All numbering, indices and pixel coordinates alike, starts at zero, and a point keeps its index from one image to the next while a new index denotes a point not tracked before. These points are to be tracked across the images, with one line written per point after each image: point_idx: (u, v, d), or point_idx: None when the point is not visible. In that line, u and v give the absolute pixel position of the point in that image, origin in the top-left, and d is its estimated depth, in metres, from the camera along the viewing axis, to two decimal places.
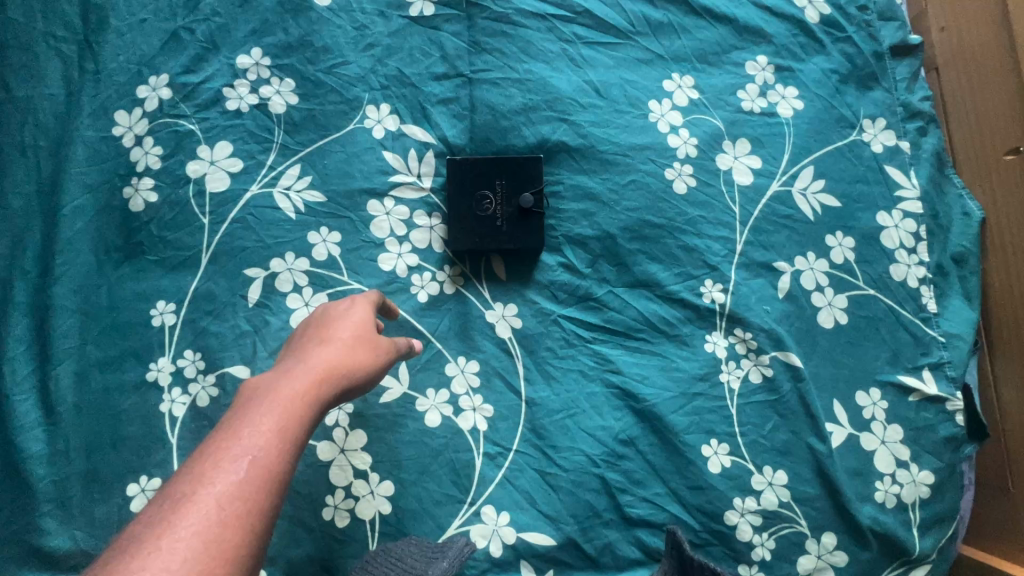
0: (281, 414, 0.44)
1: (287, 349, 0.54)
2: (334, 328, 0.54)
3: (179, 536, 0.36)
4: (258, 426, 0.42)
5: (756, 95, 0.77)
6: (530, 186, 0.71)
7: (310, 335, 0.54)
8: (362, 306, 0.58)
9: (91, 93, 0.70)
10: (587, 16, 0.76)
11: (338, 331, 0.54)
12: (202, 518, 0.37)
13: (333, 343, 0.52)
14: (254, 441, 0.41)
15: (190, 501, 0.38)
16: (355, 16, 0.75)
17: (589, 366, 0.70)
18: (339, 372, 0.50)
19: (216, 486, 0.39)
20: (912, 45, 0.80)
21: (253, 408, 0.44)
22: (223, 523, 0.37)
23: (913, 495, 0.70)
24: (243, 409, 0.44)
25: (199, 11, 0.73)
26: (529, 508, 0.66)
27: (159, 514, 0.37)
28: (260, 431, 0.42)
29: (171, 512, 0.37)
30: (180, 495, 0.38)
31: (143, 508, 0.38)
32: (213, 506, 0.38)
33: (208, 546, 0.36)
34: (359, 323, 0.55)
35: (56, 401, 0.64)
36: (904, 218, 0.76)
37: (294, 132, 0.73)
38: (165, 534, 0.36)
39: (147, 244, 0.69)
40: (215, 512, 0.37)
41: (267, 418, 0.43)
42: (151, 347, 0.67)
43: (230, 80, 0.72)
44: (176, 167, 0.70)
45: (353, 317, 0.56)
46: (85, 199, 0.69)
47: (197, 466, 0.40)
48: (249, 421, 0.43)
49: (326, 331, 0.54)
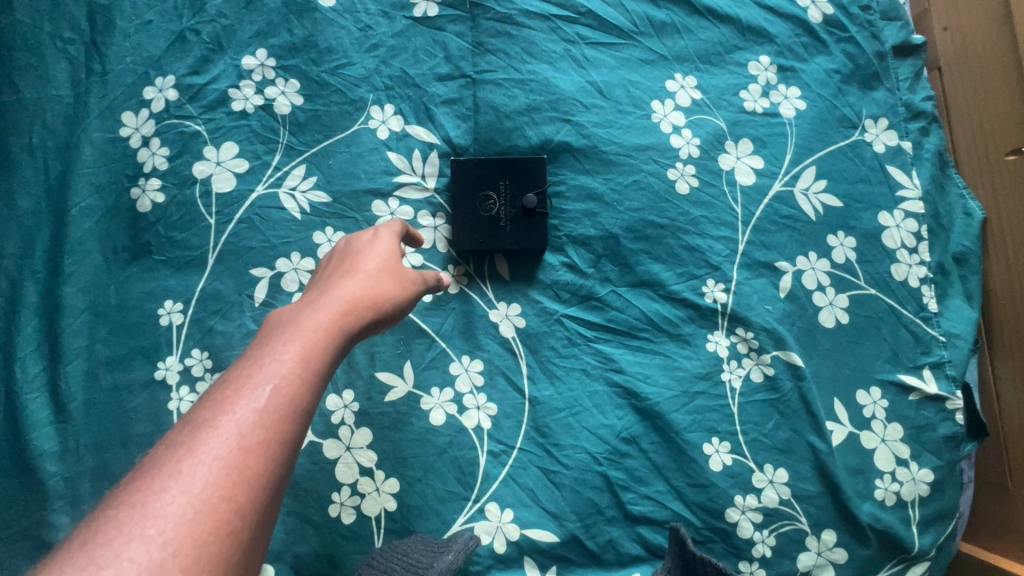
0: (303, 344, 0.45)
1: (315, 281, 0.55)
2: (360, 262, 0.55)
3: (203, 457, 0.37)
4: (281, 354, 0.43)
5: (758, 95, 0.77)
6: (534, 186, 0.72)
7: (336, 268, 0.55)
8: (387, 241, 0.58)
9: (98, 94, 0.71)
10: (591, 16, 0.76)
11: (365, 265, 0.54)
12: (224, 441, 0.38)
13: (359, 277, 0.53)
14: (276, 369, 0.42)
15: (213, 424, 0.39)
16: (359, 16, 0.76)
17: (591, 365, 0.71)
18: (363, 306, 0.50)
19: (237, 411, 0.40)
20: (915, 45, 0.81)
21: (276, 340, 0.45)
22: (245, 448, 0.38)
23: (913, 493, 0.71)
24: (267, 341, 0.45)
25: (205, 12, 0.73)
26: (533, 505, 0.67)
27: (183, 437, 0.39)
28: (282, 361, 0.43)
29: (197, 434, 0.39)
30: (205, 418, 0.40)
31: (170, 430, 0.40)
32: (235, 429, 0.39)
33: (230, 471, 0.37)
34: (385, 258, 0.56)
35: (66, 400, 0.65)
36: (905, 218, 0.76)
37: (299, 133, 0.73)
38: (188, 456, 0.37)
39: (155, 244, 0.70)
40: (237, 436, 0.39)
41: (290, 347, 0.44)
42: (159, 346, 0.68)
43: (235, 81, 0.73)
44: (183, 168, 0.71)
45: (378, 252, 0.56)
46: (93, 200, 0.69)
47: (220, 393, 0.41)
48: (272, 350, 0.44)
49: (352, 264, 0.55)
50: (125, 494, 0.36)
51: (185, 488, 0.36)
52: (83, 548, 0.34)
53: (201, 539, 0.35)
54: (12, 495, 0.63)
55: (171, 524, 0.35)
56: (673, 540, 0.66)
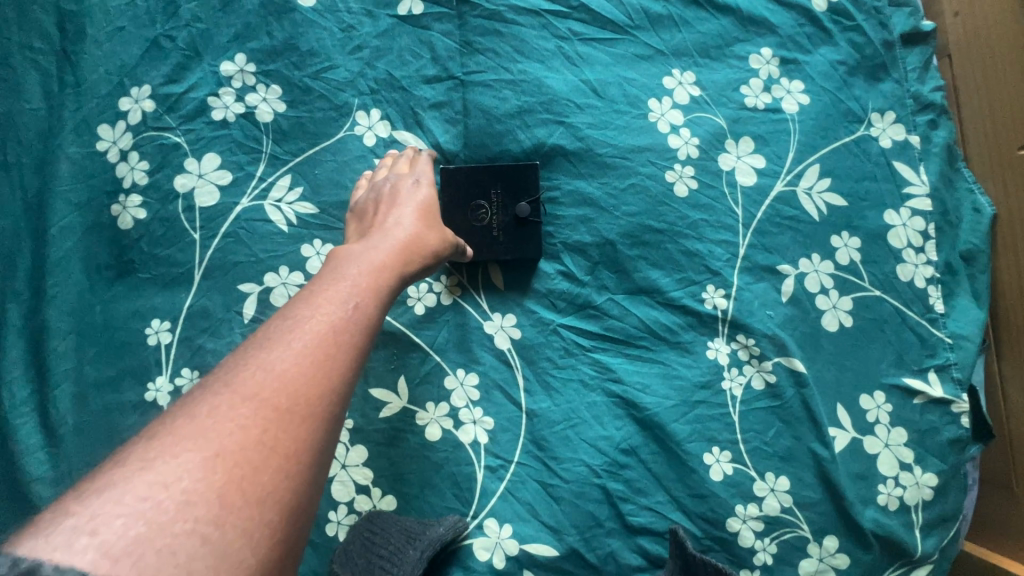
0: (374, 265, 0.54)
1: (367, 219, 0.62)
2: (409, 204, 0.62)
3: (304, 337, 0.45)
4: (358, 272, 0.52)
5: (760, 90, 0.74)
6: (526, 194, 0.69)
7: (387, 206, 0.62)
8: (426, 187, 0.65)
9: (72, 107, 0.68)
10: (583, 10, 0.73)
11: (413, 206, 0.62)
12: (319, 329, 0.46)
13: (410, 216, 0.60)
14: (356, 281, 0.51)
15: (306, 317, 0.47)
16: (340, 16, 0.72)
17: (589, 375, 0.69)
18: (417, 241, 0.59)
19: (328, 309, 0.48)
20: (924, 32, 0.77)
21: (357, 259, 0.54)
22: (338, 338, 0.46)
23: (916, 498, 0.70)
24: (350, 259, 0.53)
25: (179, 17, 0.70)
26: (532, 519, 0.66)
27: (292, 319, 0.47)
28: (366, 275, 0.52)
29: (296, 321, 0.47)
30: (300, 313, 0.47)
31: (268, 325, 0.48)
32: (327, 320, 0.47)
33: (326, 353, 0.45)
34: (427, 203, 0.63)
35: (57, 423, 0.64)
36: (912, 216, 0.74)
37: (283, 142, 0.71)
38: (294, 334, 0.45)
39: (139, 262, 0.68)
40: (330, 328, 0.46)
41: (364, 268, 0.53)
42: (148, 366, 0.66)
43: (214, 89, 0.70)
44: (164, 182, 0.69)
45: (423, 196, 0.63)
46: (73, 217, 0.67)
47: (318, 292, 0.49)
48: (351, 269, 0.53)
49: (401, 204, 0.62)
50: (242, 360, 0.44)
51: (296, 356, 0.44)
52: (216, 392, 0.42)
53: (309, 398, 0.42)
54: (8, 520, 0.63)
55: (285, 380, 0.42)
56: (674, 541, 0.65)
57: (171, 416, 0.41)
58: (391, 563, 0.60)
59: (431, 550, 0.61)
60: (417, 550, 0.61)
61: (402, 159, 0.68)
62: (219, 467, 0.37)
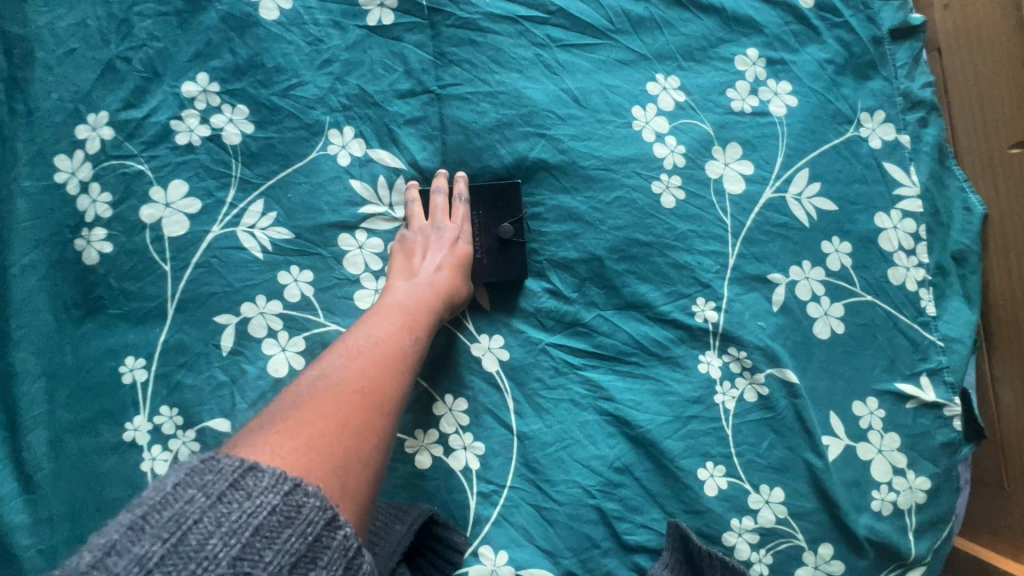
0: (422, 294, 0.60)
1: (412, 259, 0.63)
2: (450, 253, 0.64)
3: (382, 346, 0.53)
4: (412, 301, 0.59)
5: (747, 93, 0.72)
6: (509, 214, 0.68)
7: (430, 250, 0.64)
8: (463, 241, 0.66)
9: (27, 137, 0.65)
10: (562, 15, 0.70)
11: (454, 256, 0.64)
12: (393, 338, 0.54)
13: (450, 261, 0.63)
14: (417, 305, 0.59)
15: (380, 329, 0.54)
16: (307, 29, 0.69)
17: (580, 395, 0.68)
18: (460, 280, 0.63)
19: (398, 322, 0.56)
20: (913, 26, 0.75)
21: (417, 284, 0.60)
22: (408, 346, 0.54)
23: (909, 501, 0.70)
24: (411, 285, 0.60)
25: (134, 36, 0.66)
26: (527, 543, 0.65)
27: (376, 334, 0.54)
28: (425, 299, 0.60)
29: (374, 331, 0.54)
30: (373, 325, 0.55)
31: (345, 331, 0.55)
32: (399, 333, 0.55)
33: (401, 358, 0.53)
34: (462, 259, 0.65)
35: (34, 470, 0.62)
36: (903, 217, 0.72)
37: (252, 165, 0.68)
38: (380, 346, 0.53)
39: (108, 298, 0.65)
40: (402, 336, 0.55)
41: (421, 286, 0.60)
42: (125, 406, 0.64)
43: (177, 112, 0.67)
44: (129, 214, 0.66)
45: (463, 252, 0.65)
46: (35, 255, 0.64)
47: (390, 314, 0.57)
48: (409, 289, 0.60)
49: (444, 249, 0.64)
50: (335, 357, 0.51)
51: (384, 361, 0.51)
52: (320, 380, 0.48)
53: (394, 393, 0.50)
54: None
55: (374, 376, 0.50)
56: (674, 535, 0.66)
57: (282, 401, 0.47)
58: (379, 538, 0.59)
59: (418, 523, 0.61)
60: (406, 523, 0.61)
61: (441, 202, 0.66)
62: (341, 435, 0.44)
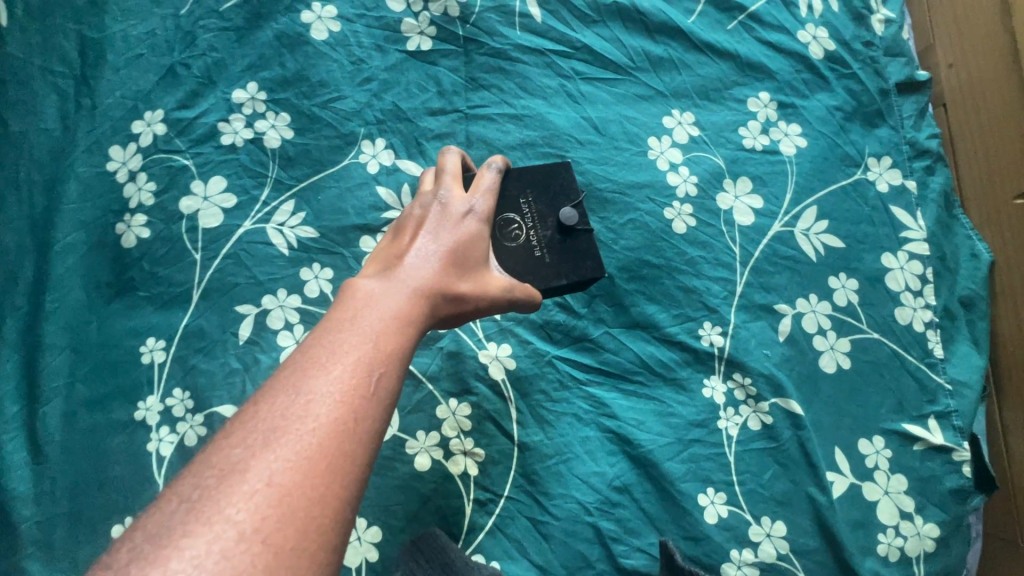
0: (391, 315, 0.44)
1: (394, 254, 0.50)
2: (452, 238, 0.51)
3: (317, 410, 0.38)
4: (373, 329, 0.43)
5: (758, 132, 0.76)
6: (567, 198, 0.65)
7: (424, 238, 0.51)
8: (471, 222, 0.53)
9: (87, 129, 0.70)
10: (586, 51, 0.76)
11: (453, 243, 0.51)
12: (337, 389, 0.39)
13: (443, 255, 0.50)
14: (376, 335, 0.43)
15: (314, 385, 0.39)
16: (352, 50, 0.75)
17: (583, 410, 0.68)
18: (456, 283, 0.50)
19: (346, 363, 0.40)
20: (920, 82, 0.79)
21: (379, 303, 0.45)
22: (358, 411, 0.39)
23: (917, 549, 0.67)
24: (370, 302, 0.45)
25: (196, 46, 0.73)
26: (519, 557, 0.64)
27: (305, 385, 0.39)
28: (386, 328, 0.44)
29: (312, 379, 0.39)
30: (312, 369, 0.40)
31: (271, 378, 0.40)
32: (349, 377, 0.40)
33: (344, 437, 0.38)
34: (469, 242, 0.52)
35: (44, 441, 0.63)
36: (910, 259, 0.74)
37: (288, 167, 0.72)
38: (309, 411, 0.38)
39: (139, 280, 0.68)
40: (348, 395, 0.39)
41: (388, 304, 0.45)
42: (139, 384, 0.66)
43: (225, 115, 0.72)
44: (170, 204, 0.70)
45: (470, 231, 0.52)
46: (78, 235, 0.68)
47: (331, 350, 0.41)
48: (374, 304, 0.45)
49: (441, 235, 0.51)
50: (248, 431, 0.37)
51: (312, 438, 0.37)
52: (222, 477, 0.35)
53: (332, 495, 0.36)
54: None
55: (303, 465, 0.36)
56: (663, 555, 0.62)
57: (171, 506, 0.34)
58: None
59: None
60: None
61: (449, 180, 0.56)
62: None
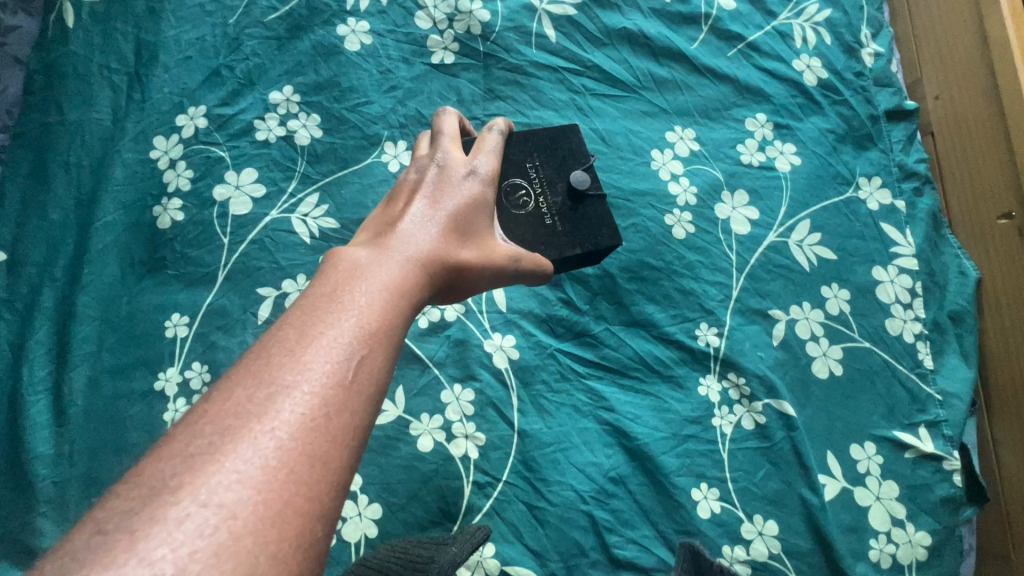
0: (375, 294, 0.43)
1: (382, 229, 0.49)
2: (445, 207, 0.51)
3: (290, 396, 0.36)
4: (354, 310, 0.41)
5: (755, 149, 0.81)
6: (578, 163, 0.70)
7: (415, 207, 0.50)
8: (471, 184, 0.54)
9: (136, 119, 0.77)
10: (596, 70, 0.82)
11: (448, 216, 0.51)
12: (313, 373, 0.37)
13: (434, 227, 0.50)
14: (356, 318, 0.41)
15: (289, 369, 0.37)
16: (380, 61, 0.82)
17: (583, 402, 0.71)
18: (449, 258, 0.49)
19: (322, 347, 0.38)
20: (908, 111, 0.85)
21: (361, 283, 0.43)
22: (337, 397, 0.37)
23: (910, 557, 0.68)
24: (352, 283, 0.43)
25: (240, 52, 0.80)
26: (515, 541, 0.65)
27: (279, 371, 0.37)
28: (368, 312, 0.41)
29: (284, 363, 0.37)
30: (285, 353, 0.38)
31: (235, 367, 0.38)
32: (326, 361, 0.38)
33: (321, 431, 0.35)
34: (465, 209, 0.52)
35: (68, 404, 0.67)
36: (900, 273, 0.77)
37: (316, 163, 0.78)
38: (281, 400, 0.36)
39: (170, 259, 0.73)
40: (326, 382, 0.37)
41: (373, 283, 0.43)
42: (162, 356, 0.70)
43: (261, 113, 0.78)
44: (204, 190, 0.75)
45: (466, 197, 0.53)
46: (118, 215, 0.73)
47: (307, 333, 0.39)
48: (356, 284, 0.43)
49: (434, 205, 0.51)
50: (214, 421, 0.35)
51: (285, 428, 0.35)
52: (183, 472, 0.32)
53: (308, 491, 0.34)
54: (3, 496, 0.64)
55: (275, 457, 0.34)
56: (685, 554, 0.64)
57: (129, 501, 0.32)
58: None
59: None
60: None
61: (449, 142, 0.57)
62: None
